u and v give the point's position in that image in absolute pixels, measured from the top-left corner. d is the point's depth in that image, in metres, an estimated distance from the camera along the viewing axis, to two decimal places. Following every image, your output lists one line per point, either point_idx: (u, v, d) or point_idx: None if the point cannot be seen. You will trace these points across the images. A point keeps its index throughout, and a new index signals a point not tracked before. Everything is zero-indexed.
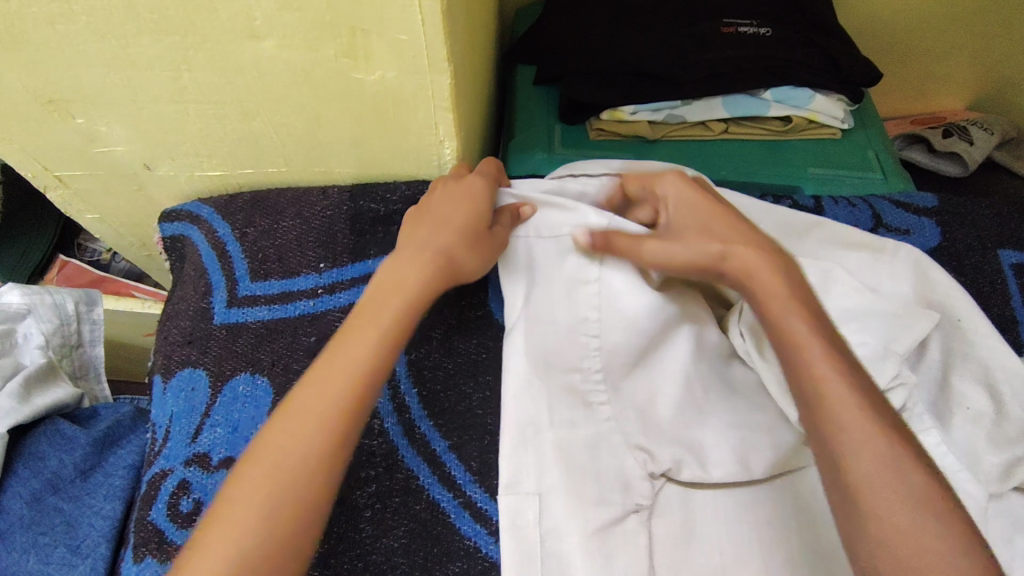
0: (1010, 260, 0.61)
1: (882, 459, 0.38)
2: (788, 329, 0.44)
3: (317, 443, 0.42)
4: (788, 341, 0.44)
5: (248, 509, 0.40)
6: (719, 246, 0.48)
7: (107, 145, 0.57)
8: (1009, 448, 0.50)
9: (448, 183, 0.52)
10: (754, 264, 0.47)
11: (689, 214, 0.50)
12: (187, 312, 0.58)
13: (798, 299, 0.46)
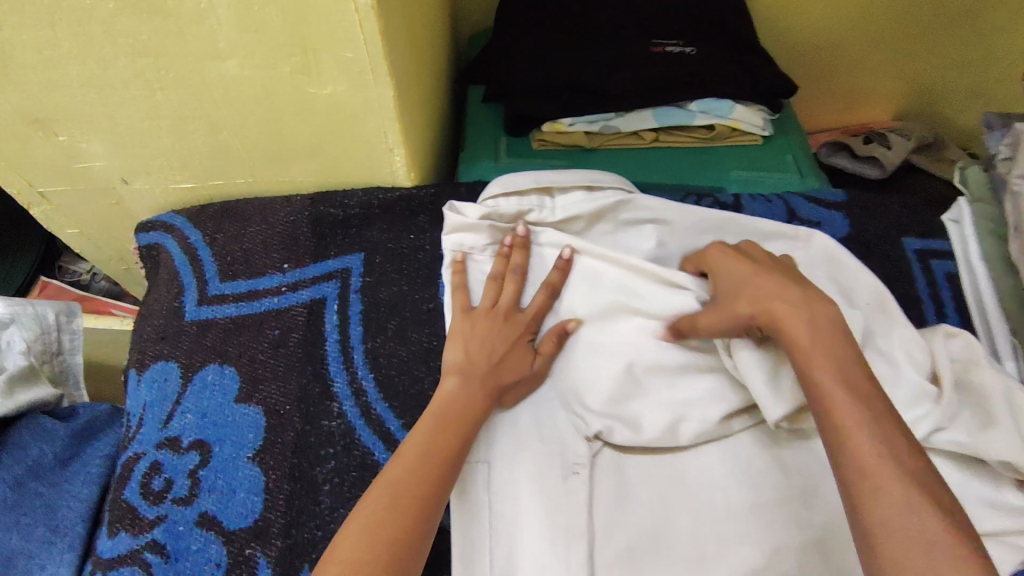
0: (913, 246, 0.67)
1: (886, 476, 0.40)
2: (807, 359, 0.46)
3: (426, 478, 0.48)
4: (807, 370, 0.46)
5: (358, 528, 0.45)
6: (755, 301, 0.50)
7: (88, 160, 0.63)
8: (910, 409, 0.55)
9: (510, 316, 0.58)
10: (784, 317, 0.48)
11: (731, 277, 0.53)
12: (161, 311, 0.63)
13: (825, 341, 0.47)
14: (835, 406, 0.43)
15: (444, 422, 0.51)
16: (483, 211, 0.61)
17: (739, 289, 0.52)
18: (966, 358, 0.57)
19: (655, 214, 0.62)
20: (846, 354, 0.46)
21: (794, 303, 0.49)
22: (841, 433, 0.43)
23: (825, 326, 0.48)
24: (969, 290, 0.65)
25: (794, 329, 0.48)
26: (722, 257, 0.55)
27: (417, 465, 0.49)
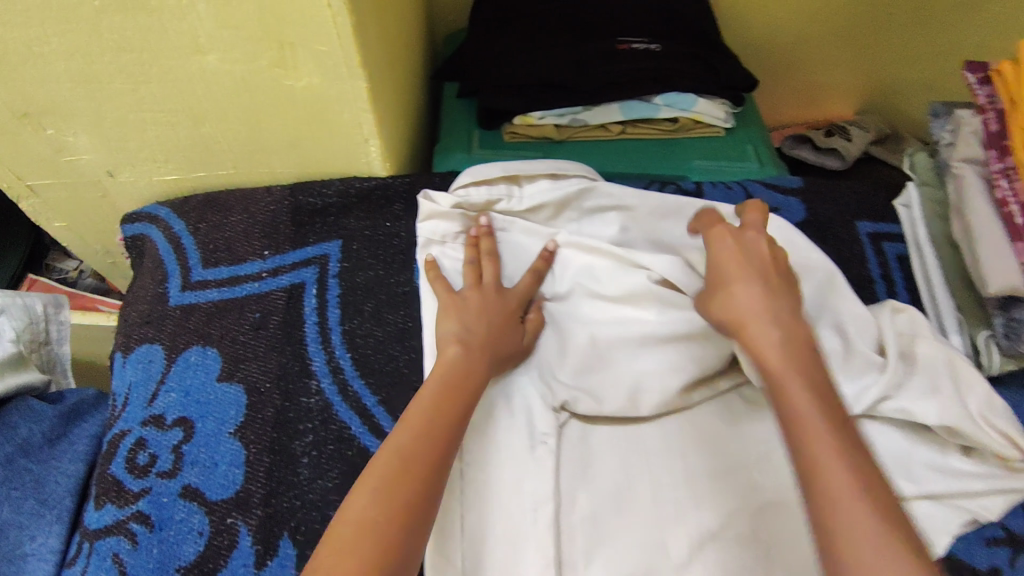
0: (866, 229, 0.71)
1: (848, 498, 0.39)
2: (783, 385, 0.45)
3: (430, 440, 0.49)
4: (782, 395, 0.44)
5: (364, 497, 0.45)
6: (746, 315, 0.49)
7: (74, 153, 0.65)
8: (856, 377, 0.58)
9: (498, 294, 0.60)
10: (765, 340, 0.47)
11: (720, 272, 0.52)
12: (146, 297, 0.65)
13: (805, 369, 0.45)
14: (810, 434, 0.42)
15: (447, 392, 0.52)
16: (454, 201, 0.63)
17: (722, 294, 0.51)
18: (911, 330, 0.61)
19: (617, 200, 0.65)
20: (820, 380, 0.45)
21: (775, 322, 0.48)
22: (810, 462, 0.41)
23: (799, 349, 0.47)
24: (918, 271, 0.68)
25: (770, 354, 0.46)
26: (720, 239, 0.54)
27: (423, 428, 0.50)
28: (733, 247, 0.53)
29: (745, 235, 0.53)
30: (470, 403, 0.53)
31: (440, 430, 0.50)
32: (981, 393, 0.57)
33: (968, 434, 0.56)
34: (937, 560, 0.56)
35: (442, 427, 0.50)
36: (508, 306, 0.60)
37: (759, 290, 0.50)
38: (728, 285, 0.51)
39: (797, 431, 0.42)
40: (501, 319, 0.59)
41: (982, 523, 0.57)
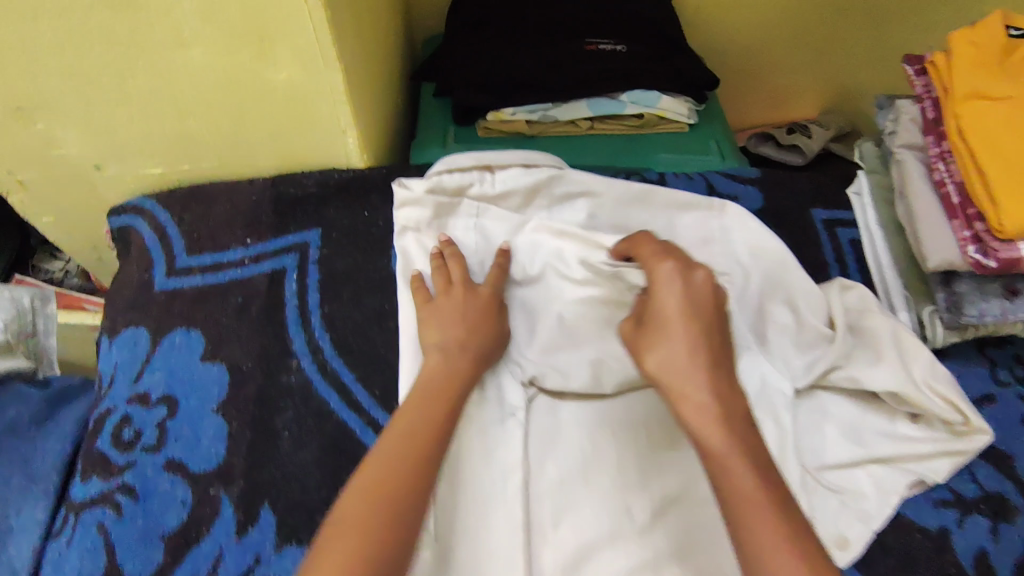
0: (820, 216, 0.75)
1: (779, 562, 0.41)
2: (724, 461, 0.45)
3: (419, 436, 0.53)
4: (721, 468, 0.45)
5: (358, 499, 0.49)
6: (690, 380, 0.48)
7: (63, 148, 0.68)
8: (807, 349, 0.63)
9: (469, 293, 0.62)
10: (705, 410, 0.47)
11: (661, 327, 0.51)
12: (131, 284, 0.68)
13: (748, 449, 0.46)
14: (745, 512, 0.43)
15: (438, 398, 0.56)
16: (426, 185, 0.65)
17: (660, 351, 0.50)
18: (861, 307, 0.64)
19: (585, 187, 0.68)
20: (755, 447, 0.46)
21: (715, 390, 0.48)
22: (746, 534, 0.43)
23: (735, 420, 0.47)
24: (870, 254, 0.72)
25: (707, 427, 0.47)
26: (667, 283, 0.52)
27: (409, 428, 0.54)
28: (678, 296, 0.51)
29: (692, 276, 0.52)
30: (453, 401, 0.57)
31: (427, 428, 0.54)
32: (924, 362, 0.60)
33: (912, 400, 0.59)
34: (886, 520, 0.59)
35: (430, 424, 0.54)
36: (483, 304, 0.61)
37: (697, 354, 0.49)
38: (671, 341, 0.50)
39: (726, 496, 0.45)
40: (476, 320, 0.60)
41: (929, 485, 0.61)
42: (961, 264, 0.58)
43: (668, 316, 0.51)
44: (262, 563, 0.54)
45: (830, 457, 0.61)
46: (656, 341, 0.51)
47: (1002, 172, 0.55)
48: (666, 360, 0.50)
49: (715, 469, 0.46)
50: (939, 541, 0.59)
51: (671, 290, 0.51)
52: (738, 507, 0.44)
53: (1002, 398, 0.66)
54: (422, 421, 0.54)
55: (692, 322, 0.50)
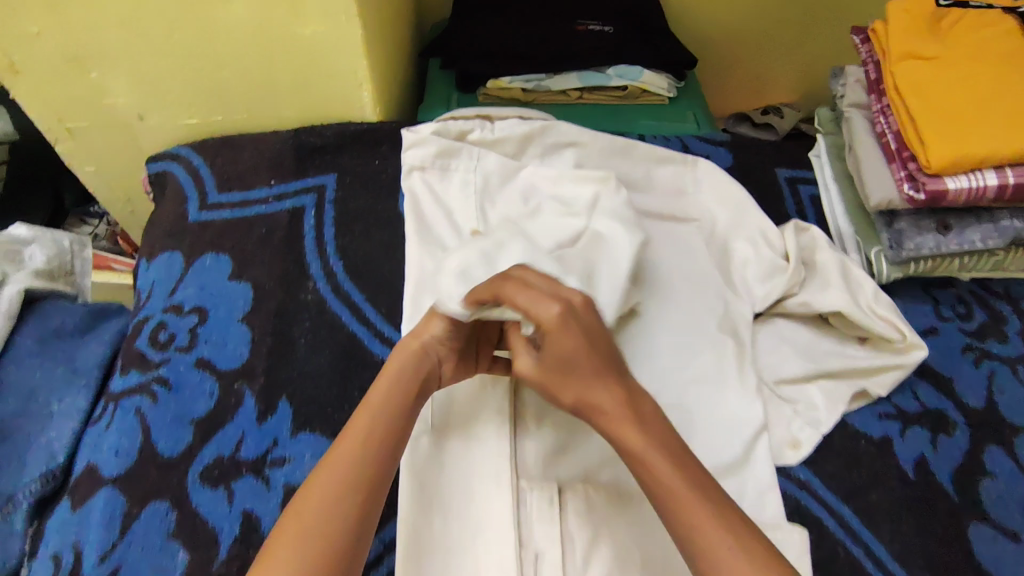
0: (784, 174, 0.83)
1: (725, 557, 0.48)
2: (646, 460, 0.52)
3: (353, 452, 0.52)
4: (646, 466, 0.52)
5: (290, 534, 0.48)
6: (601, 391, 0.55)
7: (112, 96, 0.77)
8: (768, 281, 0.71)
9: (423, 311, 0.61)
10: (620, 411, 0.54)
11: (568, 368, 0.55)
12: (168, 216, 0.76)
13: (669, 449, 0.53)
14: (683, 504, 0.50)
15: (367, 437, 0.53)
16: (434, 128, 0.76)
17: (573, 386, 0.55)
18: (812, 246, 0.72)
19: (572, 138, 0.78)
20: (671, 441, 0.53)
21: (621, 401, 0.54)
22: (690, 525, 0.49)
23: (648, 419, 0.54)
24: (828, 206, 0.80)
25: (628, 433, 0.53)
26: (557, 329, 0.53)
27: (341, 445, 0.53)
28: (576, 336, 0.54)
29: (574, 304, 0.55)
30: (385, 412, 0.54)
31: (360, 442, 0.53)
32: (869, 290, 0.68)
33: (859, 321, 0.67)
34: (834, 425, 0.66)
35: (364, 437, 0.53)
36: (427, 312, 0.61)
37: (606, 373, 0.55)
38: (581, 374, 0.55)
39: (663, 494, 0.51)
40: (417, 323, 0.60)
41: (873, 398, 0.68)
42: (899, 199, 0.67)
43: (557, 348, 0.54)
44: (279, 446, 0.62)
45: (788, 371, 0.68)
46: (566, 376, 0.55)
47: (929, 118, 0.64)
48: (580, 384, 0.55)
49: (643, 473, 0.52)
50: (883, 447, 0.66)
51: (561, 333, 0.53)
52: (674, 501, 0.50)
53: (945, 330, 0.74)
54: (354, 439, 0.53)
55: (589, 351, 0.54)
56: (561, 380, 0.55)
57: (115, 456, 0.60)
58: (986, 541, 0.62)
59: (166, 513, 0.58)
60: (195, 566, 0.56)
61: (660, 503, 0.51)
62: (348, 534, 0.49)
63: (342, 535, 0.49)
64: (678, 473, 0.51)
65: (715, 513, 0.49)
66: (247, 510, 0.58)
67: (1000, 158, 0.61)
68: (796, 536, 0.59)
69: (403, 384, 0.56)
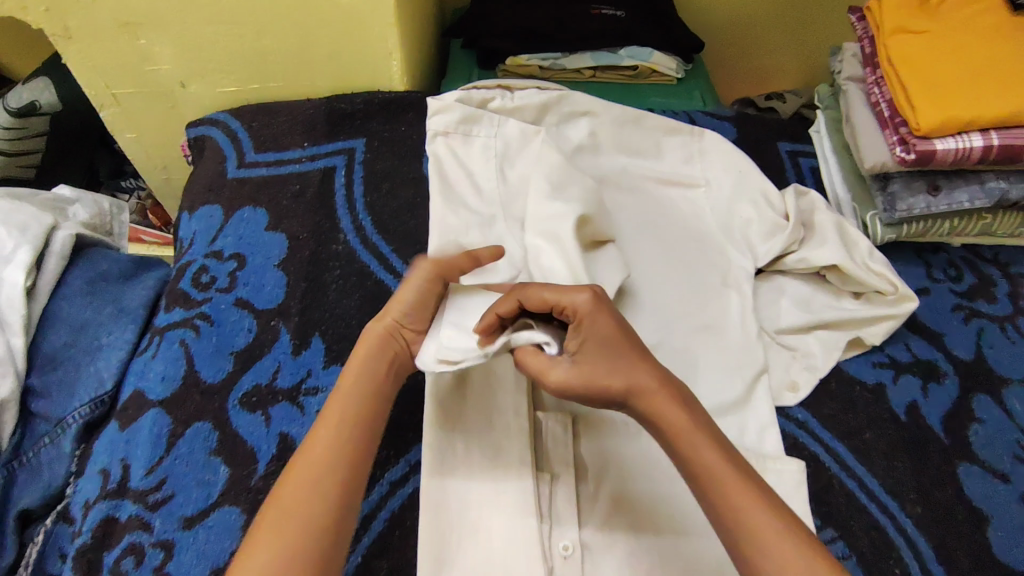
0: (785, 148, 0.87)
1: (777, 539, 0.48)
2: (690, 441, 0.53)
3: (330, 441, 0.53)
4: (691, 451, 0.52)
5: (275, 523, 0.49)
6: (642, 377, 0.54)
7: (157, 63, 0.83)
8: (769, 239, 0.75)
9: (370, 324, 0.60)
10: (656, 393, 0.54)
11: (612, 351, 0.54)
12: (208, 173, 0.81)
13: (712, 434, 0.53)
14: (726, 483, 0.50)
15: (344, 417, 0.54)
16: (459, 95, 0.80)
17: (621, 371, 0.54)
18: (811, 208, 0.77)
19: (587, 108, 0.82)
20: (709, 426, 0.54)
21: (660, 381, 0.55)
22: (741, 510, 0.49)
23: (689, 403, 0.55)
24: (827, 176, 0.84)
25: (673, 413, 0.53)
26: (593, 316, 0.55)
27: (319, 434, 0.53)
28: (609, 320, 0.55)
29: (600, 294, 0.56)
30: (358, 403, 0.55)
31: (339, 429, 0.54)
32: (863, 248, 0.73)
33: (854, 275, 0.71)
34: (831, 371, 0.71)
35: (342, 425, 0.54)
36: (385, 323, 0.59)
37: (643, 358, 0.55)
38: (621, 360, 0.54)
39: (709, 476, 0.51)
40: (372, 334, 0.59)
41: (867, 347, 0.73)
42: (892, 162, 0.72)
43: (591, 338, 0.54)
44: (313, 376, 0.66)
45: (787, 320, 0.72)
46: (606, 366, 0.54)
47: (919, 85, 0.69)
48: (622, 372, 0.54)
49: (689, 453, 0.52)
50: (877, 392, 0.70)
51: (601, 320, 0.55)
52: (721, 484, 0.51)
53: (936, 290, 0.78)
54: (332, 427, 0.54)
55: (620, 334, 0.55)
56: (599, 374, 0.54)
57: (161, 380, 0.65)
58: (975, 480, 0.66)
59: (208, 433, 0.62)
60: (236, 480, 0.60)
61: (705, 488, 0.51)
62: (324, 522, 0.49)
63: (325, 515, 0.50)
64: (720, 457, 0.52)
65: (759, 497, 0.50)
66: (283, 433, 0.63)
67: (986, 121, 0.66)
68: (795, 467, 0.63)
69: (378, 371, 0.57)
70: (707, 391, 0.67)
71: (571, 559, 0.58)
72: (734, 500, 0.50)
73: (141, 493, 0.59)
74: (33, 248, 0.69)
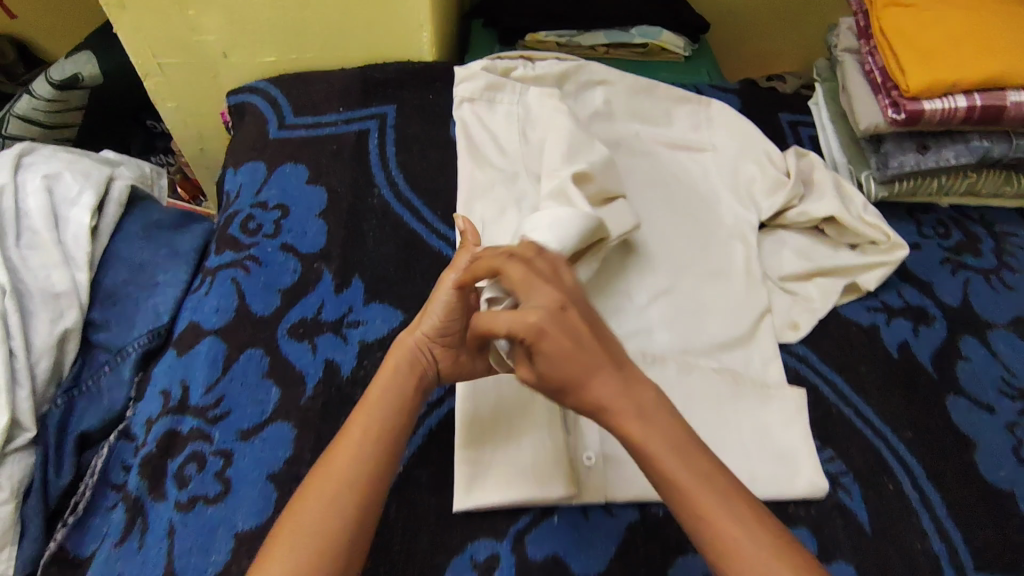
0: (786, 118, 0.94)
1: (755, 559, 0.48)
2: (647, 449, 0.51)
3: (353, 454, 0.55)
4: (653, 462, 0.51)
5: (290, 539, 0.51)
6: (598, 389, 0.52)
7: (203, 34, 0.88)
8: (773, 196, 0.81)
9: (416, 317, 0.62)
10: (616, 399, 0.52)
11: (565, 369, 0.51)
12: (251, 134, 0.87)
13: (683, 448, 0.51)
14: (695, 498, 0.50)
15: (365, 432, 0.56)
16: (483, 65, 0.87)
17: (573, 392, 0.52)
18: (810, 168, 0.84)
19: (603, 78, 0.89)
20: (683, 441, 0.52)
21: (618, 392, 0.52)
22: (709, 524, 0.49)
23: (652, 413, 0.52)
24: (824, 142, 0.91)
25: (629, 426, 0.51)
26: (537, 337, 0.51)
27: (339, 450, 0.55)
28: (559, 339, 0.51)
29: (548, 313, 0.52)
30: (378, 418, 0.57)
31: (361, 444, 0.56)
32: (858, 203, 0.80)
33: (849, 226, 0.78)
34: (828, 312, 0.77)
35: (365, 439, 0.56)
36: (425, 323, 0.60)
37: (602, 367, 0.52)
38: (578, 376, 0.51)
39: (677, 490, 0.50)
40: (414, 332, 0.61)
41: (863, 293, 0.79)
42: (884, 122, 0.78)
43: (545, 359, 0.51)
44: (354, 311, 0.72)
45: (788, 265, 0.79)
46: (565, 383, 0.52)
47: (907, 52, 0.76)
48: (581, 386, 0.52)
49: (655, 466, 0.51)
50: (871, 332, 0.76)
51: (552, 342, 0.51)
52: (693, 502, 0.50)
53: (926, 246, 0.85)
54: (354, 442, 0.56)
55: (576, 351, 0.51)
56: (553, 389, 0.52)
57: (215, 312, 0.71)
58: (962, 410, 0.72)
59: (260, 358, 0.68)
60: (287, 399, 0.66)
61: (678, 505, 0.51)
62: (343, 534, 0.52)
63: (341, 527, 0.52)
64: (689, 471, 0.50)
65: (737, 515, 0.49)
66: (328, 359, 0.68)
67: (974, 82, 0.73)
68: (796, 396, 0.69)
69: (400, 388, 0.59)
70: (714, 329, 0.73)
71: (593, 469, 0.63)
72: (701, 520, 0.49)
73: (200, 409, 0.65)
74: (96, 192, 0.75)
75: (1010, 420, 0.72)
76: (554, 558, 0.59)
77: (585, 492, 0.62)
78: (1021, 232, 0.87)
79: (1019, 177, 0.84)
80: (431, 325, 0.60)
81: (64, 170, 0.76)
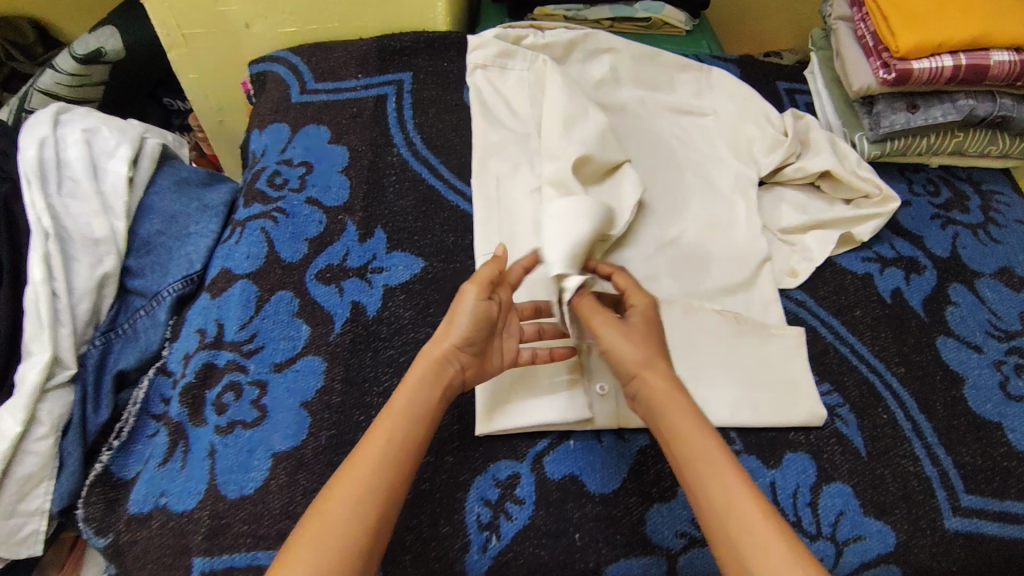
0: (783, 87, 0.99)
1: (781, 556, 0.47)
2: (690, 434, 0.55)
3: (381, 451, 0.53)
4: (690, 444, 0.54)
5: (314, 535, 0.48)
6: (662, 373, 0.58)
7: (225, 5, 0.91)
8: (772, 154, 0.85)
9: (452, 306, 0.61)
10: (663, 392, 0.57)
11: (646, 332, 0.61)
12: (273, 98, 0.91)
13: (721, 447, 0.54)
14: (729, 488, 0.51)
15: (393, 434, 0.54)
16: (496, 32, 0.89)
17: (640, 346, 0.60)
18: (805, 130, 0.88)
19: (611, 45, 0.92)
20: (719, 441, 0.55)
21: (671, 382, 0.58)
22: (740, 516, 0.50)
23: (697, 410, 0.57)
24: (818, 107, 0.96)
25: (678, 416, 0.56)
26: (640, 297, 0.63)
27: (367, 449, 0.54)
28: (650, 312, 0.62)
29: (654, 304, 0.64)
30: (407, 423, 0.56)
31: (390, 443, 0.54)
32: (852, 159, 0.84)
33: (846, 180, 0.82)
34: (825, 260, 0.81)
35: (393, 438, 0.54)
36: (465, 310, 0.60)
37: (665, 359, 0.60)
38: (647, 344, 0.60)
39: (710, 475, 0.52)
40: (456, 320, 0.60)
41: (857, 244, 0.84)
42: (876, 83, 0.83)
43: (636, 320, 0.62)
44: (378, 258, 0.76)
45: (785, 217, 0.83)
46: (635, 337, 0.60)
47: (897, 16, 0.80)
48: (651, 357, 0.59)
49: (693, 453, 0.54)
50: (865, 279, 0.81)
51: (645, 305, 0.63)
52: (726, 493, 0.51)
53: (917, 202, 0.89)
54: (383, 440, 0.54)
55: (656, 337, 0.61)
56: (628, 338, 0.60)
57: (246, 259, 0.74)
58: (951, 350, 0.77)
59: (290, 300, 0.72)
60: (316, 336, 0.69)
61: (712, 492, 0.52)
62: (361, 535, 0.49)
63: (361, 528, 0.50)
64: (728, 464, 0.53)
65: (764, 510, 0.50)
66: (354, 300, 0.72)
67: (960, 41, 0.78)
68: (794, 336, 0.74)
69: (429, 392, 0.58)
70: (717, 276, 0.77)
71: (606, 397, 0.67)
72: (732, 506, 0.50)
73: (235, 344, 0.68)
74: (131, 146, 0.79)
75: (997, 358, 0.77)
76: (572, 476, 0.63)
77: (599, 417, 0.66)
78: (1005, 191, 0.92)
79: (1004, 136, 0.89)
80: (466, 325, 0.59)
81: (101, 125, 0.80)
